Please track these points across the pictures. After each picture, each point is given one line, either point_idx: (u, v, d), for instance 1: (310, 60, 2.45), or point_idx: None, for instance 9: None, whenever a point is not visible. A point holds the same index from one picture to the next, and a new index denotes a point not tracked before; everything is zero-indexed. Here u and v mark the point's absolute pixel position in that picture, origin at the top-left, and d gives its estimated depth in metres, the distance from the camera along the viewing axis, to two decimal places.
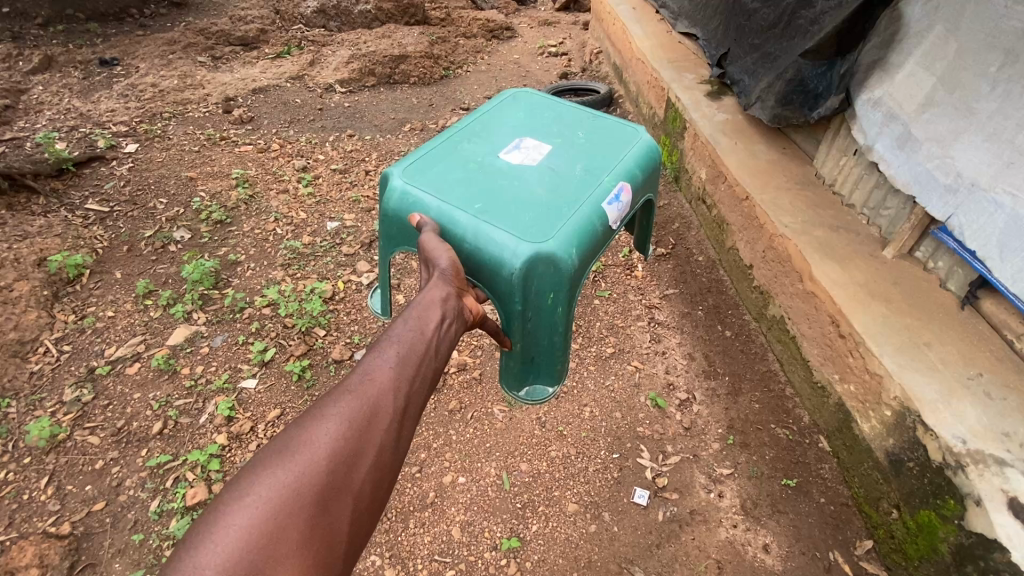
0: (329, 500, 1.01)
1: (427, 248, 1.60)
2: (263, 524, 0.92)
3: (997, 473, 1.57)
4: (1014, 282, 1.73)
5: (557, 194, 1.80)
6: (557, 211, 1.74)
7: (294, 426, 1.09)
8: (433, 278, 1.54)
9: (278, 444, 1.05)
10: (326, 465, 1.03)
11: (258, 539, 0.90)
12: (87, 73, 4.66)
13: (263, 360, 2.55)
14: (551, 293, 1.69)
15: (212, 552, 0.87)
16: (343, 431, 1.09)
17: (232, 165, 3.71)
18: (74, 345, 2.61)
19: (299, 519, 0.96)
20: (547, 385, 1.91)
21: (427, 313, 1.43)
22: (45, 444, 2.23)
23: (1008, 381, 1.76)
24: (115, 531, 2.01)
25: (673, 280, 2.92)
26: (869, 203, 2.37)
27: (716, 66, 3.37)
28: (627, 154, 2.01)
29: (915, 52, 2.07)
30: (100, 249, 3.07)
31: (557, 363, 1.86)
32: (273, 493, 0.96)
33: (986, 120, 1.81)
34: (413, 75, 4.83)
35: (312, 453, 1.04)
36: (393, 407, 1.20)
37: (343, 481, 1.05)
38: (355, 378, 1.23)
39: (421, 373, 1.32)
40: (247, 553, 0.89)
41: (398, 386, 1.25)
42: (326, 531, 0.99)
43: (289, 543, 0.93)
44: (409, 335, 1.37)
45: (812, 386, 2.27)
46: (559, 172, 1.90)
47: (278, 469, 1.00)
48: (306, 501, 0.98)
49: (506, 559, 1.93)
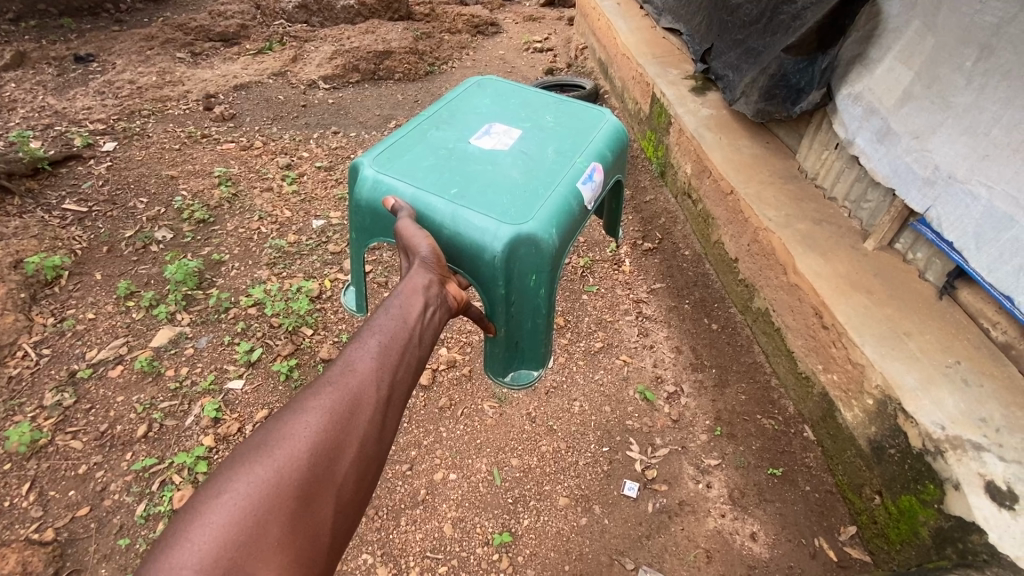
0: (310, 495, 1.01)
1: (405, 235, 1.58)
2: (243, 521, 0.91)
3: (975, 457, 1.61)
4: (990, 272, 1.77)
5: (532, 176, 1.81)
6: (534, 194, 1.74)
7: (274, 421, 1.08)
8: (414, 266, 1.52)
9: (257, 439, 1.04)
10: (307, 459, 1.03)
11: (238, 537, 0.89)
12: (62, 70, 4.55)
13: (250, 360, 2.53)
14: (533, 276, 1.70)
15: (188, 551, 0.86)
16: (324, 424, 1.09)
17: (214, 163, 3.66)
18: (54, 348, 2.56)
19: (280, 515, 0.95)
20: (532, 369, 1.93)
21: (409, 303, 1.42)
22: (26, 450, 2.19)
23: (985, 368, 1.80)
24: (100, 536, 1.98)
25: (660, 274, 2.95)
26: (850, 196, 2.41)
27: (700, 61, 3.38)
28: (596, 136, 2.03)
29: (893, 47, 2.11)
30: (78, 250, 3.00)
31: (540, 347, 1.88)
32: (252, 489, 0.95)
33: (963, 114, 1.84)
34: (398, 72, 4.79)
35: (293, 447, 1.03)
36: (376, 399, 1.20)
37: (325, 475, 1.04)
38: (336, 370, 1.22)
39: (402, 364, 1.31)
40: (225, 551, 0.88)
41: (380, 377, 1.24)
42: (307, 527, 0.98)
43: (268, 540, 0.92)
44: (390, 325, 1.36)
45: (796, 376, 2.31)
46: (531, 155, 1.91)
47: (257, 464, 0.98)
48: (286, 498, 0.97)
49: (497, 553, 1.94)
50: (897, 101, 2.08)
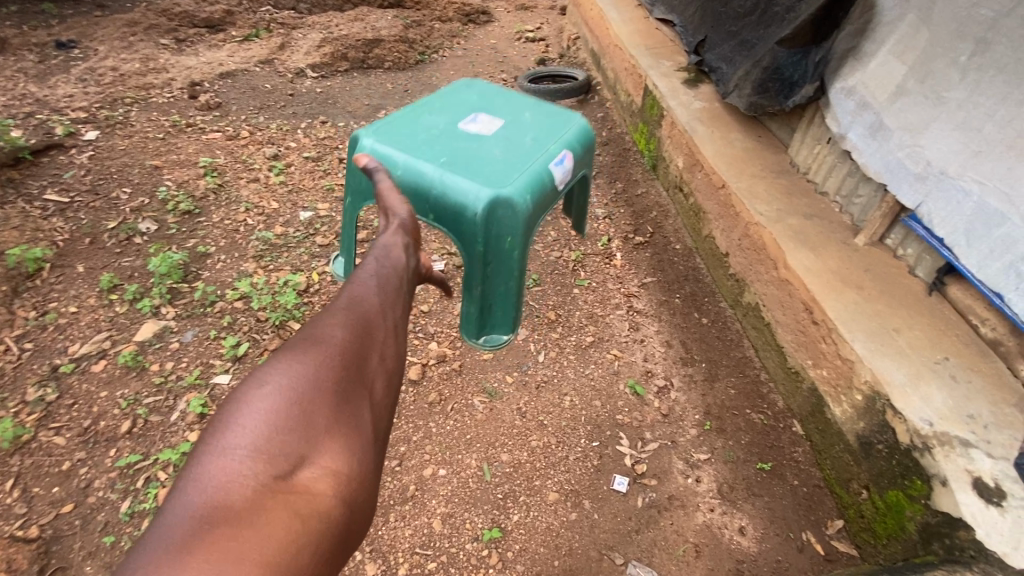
0: (344, 396, 1.10)
1: (384, 198, 1.65)
2: (289, 412, 1.01)
3: (962, 453, 1.62)
4: (980, 270, 1.77)
5: (512, 154, 1.81)
6: (514, 165, 1.75)
7: (295, 341, 1.17)
8: (392, 223, 1.60)
9: (282, 352, 1.13)
10: (337, 366, 1.13)
11: (289, 423, 0.99)
12: (42, 56, 4.43)
13: (236, 355, 2.49)
14: (508, 238, 1.71)
15: (241, 436, 0.95)
16: (342, 342, 1.19)
17: (199, 153, 3.58)
18: (35, 342, 2.50)
19: (322, 406, 1.05)
20: (502, 333, 1.93)
21: (392, 255, 1.53)
22: (7, 446, 2.14)
23: (973, 365, 1.81)
24: (85, 533, 1.95)
25: (651, 268, 2.94)
26: (842, 191, 2.41)
27: (694, 53, 3.34)
28: (571, 130, 2.00)
29: (888, 40, 2.09)
30: (60, 242, 2.94)
31: (512, 312, 1.88)
32: (294, 386, 1.04)
33: (956, 110, 1.84)
34: (388, 60, 4.71)
35: (321, 358, 1.13)
36: (384, 327, 1.31)
37: (353, 381, 1.14)
38: (343, 303, 1.32)
39: (396, 302, 1.42)
40: (278, 434, 0.97)
41: (382, 309, 1.35)
42: (351, 417, 1.08)
43: (317, 428, 1.01)
44: (383, 271, 1.47)
45: (786, 371, 2.31)
46: (512, 140, 1.90)
47: (290, 370, 1.08)
48: (326, 394, 1.07)
49: (487, 549, 1.94)
50: (890, 95, 2.07)
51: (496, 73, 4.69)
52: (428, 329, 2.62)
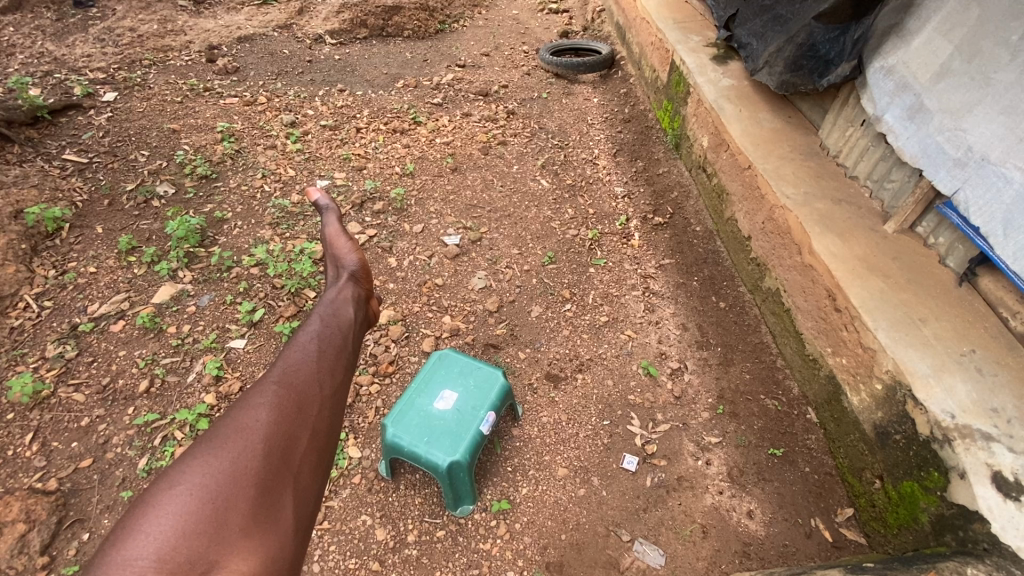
0: (271, 480, 0.97)
1: (340, 249, 1.68)
2: (200, 511, 0.88)
3: (984, 447, 1.59)
4: (1016, 261, 1.71)
5: (439, 449, 1.87)
6: (449, 442, 1.89)
7: (227, 414, 1.05)
8: (342, 278, 1.57)
9: (208, 434, 1.00)
10: (262, 447, 0.99)
11: (195, 527, 0.86)
12: (61, 15, 4.41)
13: (252, 321, 2.50)
14: (451, 440, 1.89)
15: (143, 543, 0.82)
16: (276, 410, 1.05)
17: (217, 118, 3.56)
18: (55, 301, 2.54)
19: (239, 502, 0.91)
20: (450, 492, 1.91)
21: (340, 308, 1.41)
22: (28, 401, 2.19)
23: (1000, 358, 1.77)
24: (104, 487, 1.99)
25: (670, 250, 2.89)
26: (873, 175, 2.33)
27: (723, 29, 3.23)
28: (464, 490, 1.93)
29: (935, 16, 1.99)
30: (79, 203, 2.96)
31: (454, 480, 1.88)
32: (209, 478, 0.92)
33: (1002, 92, 1.75)
34: (407, 29, 4.60)
35: (247, 438, 1.00)
36: (328, 384, 1.15)
37: (284, 459, 1.00)
38: (282, 359, 1.19)
39: (347, 352, 1.28)
40: (185, 539, 0.84)
41: (328, 363, 1.21)
42: (272, 512, 0.94)
43: (231, 525, 0.89)
44: (331, 321, 1.34)
45: (803, 358, 2.28)
46: (434, 435, 1.91)
47: (211, 456, 0.95)
48: (244, 487, 0.93)
49: (495, 520, 1.96)
50: (933, 76, 1.99)
51: (517, 45, 4.58)
52: (442, 303, 2.63)
